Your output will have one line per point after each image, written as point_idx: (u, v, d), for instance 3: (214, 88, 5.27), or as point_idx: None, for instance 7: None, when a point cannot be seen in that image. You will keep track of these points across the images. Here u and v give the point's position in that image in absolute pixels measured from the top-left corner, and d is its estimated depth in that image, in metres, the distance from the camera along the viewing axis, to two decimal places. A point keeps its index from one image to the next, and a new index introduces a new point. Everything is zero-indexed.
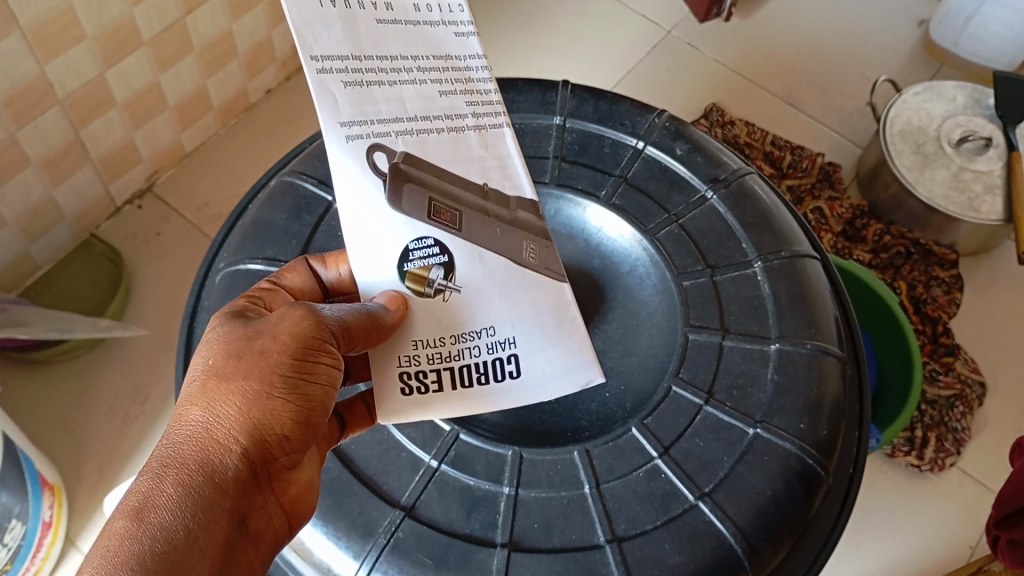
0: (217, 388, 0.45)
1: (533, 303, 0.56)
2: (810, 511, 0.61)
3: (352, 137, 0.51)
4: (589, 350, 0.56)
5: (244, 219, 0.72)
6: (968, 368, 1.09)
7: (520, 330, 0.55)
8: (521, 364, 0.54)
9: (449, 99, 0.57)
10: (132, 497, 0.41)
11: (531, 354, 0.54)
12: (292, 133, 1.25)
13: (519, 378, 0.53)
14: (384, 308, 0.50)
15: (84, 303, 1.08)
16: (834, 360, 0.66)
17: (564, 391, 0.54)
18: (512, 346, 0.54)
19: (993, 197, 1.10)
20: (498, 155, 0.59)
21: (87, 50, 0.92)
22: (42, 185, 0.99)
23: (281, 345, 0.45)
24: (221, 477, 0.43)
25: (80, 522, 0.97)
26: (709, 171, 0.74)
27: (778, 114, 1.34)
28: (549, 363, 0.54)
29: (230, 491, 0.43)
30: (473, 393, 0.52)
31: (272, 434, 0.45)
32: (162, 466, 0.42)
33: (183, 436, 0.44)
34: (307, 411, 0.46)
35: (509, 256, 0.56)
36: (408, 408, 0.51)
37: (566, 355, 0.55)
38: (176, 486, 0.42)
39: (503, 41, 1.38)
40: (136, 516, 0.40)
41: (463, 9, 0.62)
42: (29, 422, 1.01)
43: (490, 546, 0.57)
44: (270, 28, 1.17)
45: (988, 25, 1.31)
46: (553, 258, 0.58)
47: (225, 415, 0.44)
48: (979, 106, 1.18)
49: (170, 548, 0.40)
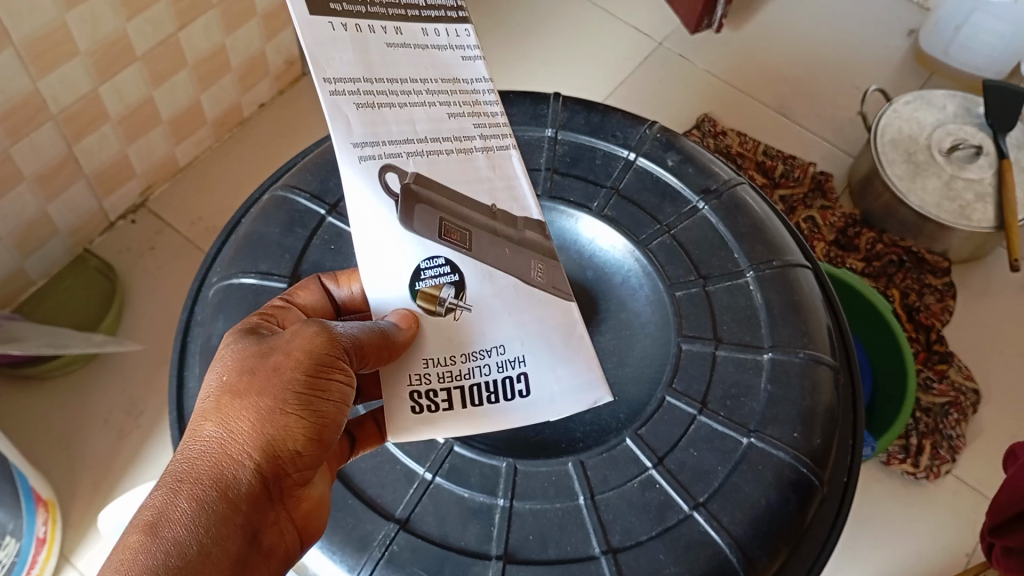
0: (231, 404, 0.45)
1: (540, 321, 0.56)
2: (806, 519, 0.61)
3: (365, 158, 0.51)
4: (596, 369, 0.55)
5: (238, 233, 0.72)
6: (962, 376, 1.09)
7: (529, 349, 0.54)
8: (531, 382, 0.54)
9: (457, 121, 0.58)
10: (146, 511, 0.41)
11: (540, 372, 0.54)
12: (287, 146, 1.25)
13: (528, 397, 0.53)
14: (395, 326, 0.50)
15: (78, 317, 1.07)
16: (827, 369, 0.66)
17: (573, 410, 0.54)
18: (522, 364, 0.54)
19: (984, 205, 1.11)
20: (505, 176, 0.59)
21: (82, 65, 0.93)
22: (37, 200, 0.99)
23: (294, 361, 0.45)
24: (234, 493, 0.43)
25: (75, 538, 0.96)
26: (700, 182, 0.74)
27: (770, 124, 1.35)
28: (558, 382, 0.54)
29: (242, 507, 0.43)
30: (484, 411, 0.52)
31: (285, 450, 0.45)
32: (177, 482, 0.42)
33: (198, 451, 0.44)
34: (320, 427, 0.46)
35: (518, 276, 0.56)
36: (419, 425, 0.51)
37: (574, 373, 0.55)
38: (190, 500, 0.42)
39: (497, 53, 1.39)
40: (149, 531, 0.40)
41: (469, 35, 0.63)
42: (24, 437, 1.01)
43: (485, 559, 0.57)
44: (264, 41, 1.18)
45: (977, 35, 1.33)
46: (560, 277, 0.58)
47: (239, 431, 0.44)
48: (970, 114, 1.19)
49: (183, 564, 0.40)
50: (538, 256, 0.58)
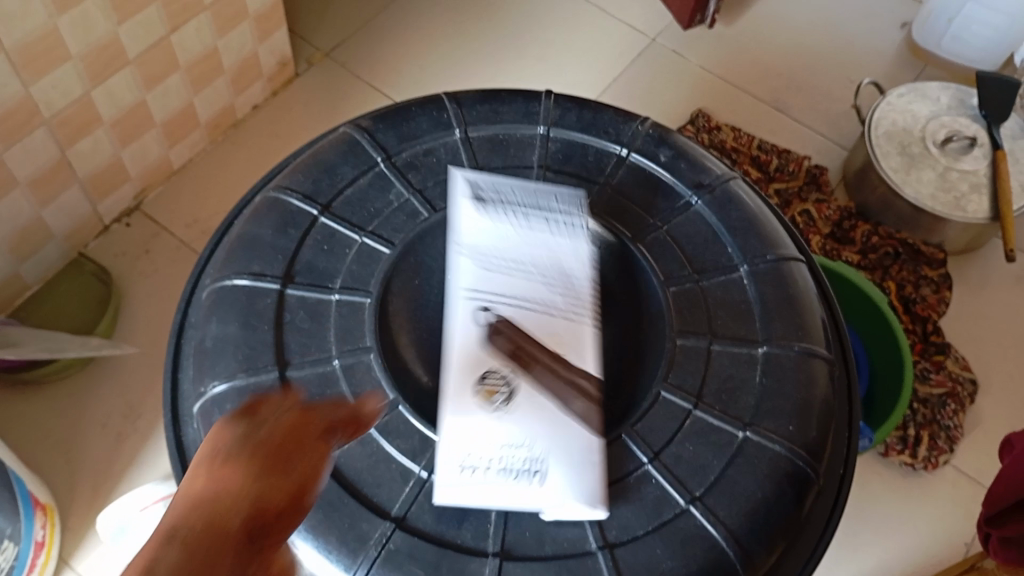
0: (251, 409, 0.43)
1: (546, 364, 0.62)
2: (802, 511, 0.61)
3: None
4: (571, 424, 0.60)
5: (230, 235, 0.72)
6: (960, 366, 1.10)
7: (529, 384, 0.61)
8: (521, 412, 0.60)
9: None
10: (195, 468, 0.38)
11: (530, 408, 0.60)
12: (281, 146, 1.25)
13: (512, 419, 0.60)
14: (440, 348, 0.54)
15: (74, 321, 1.07)
16: (822, 362, 0.66)
17: (542, 443, 0.59)
18: (516, 397, 0.61)
19: (979, 196, 1.11)
20: None
21: (74, 69, 0.93)
22: (31, 204, 0.99)
23: (299, 402, 0.46)
24: (282, 447, 0.40)
25: (75, 543, 0.96)
26: (693, 177, 0.74)
27: (764, 118, 1.35)
28: (543, 419, 0.60)
29: (295, 458, 0.40)
30: (511, 490, 0.58)
31: (311, 431, 0.44)
32: (222, 446, 0.39)
33: (229, 431, 0.41)
34: (303, 483, 0.39)
35: (542, 316, 0.64)
36: (456, 496, 0.57)
37: (557, 419, 0.60)
38: (241, 450, 0.39)
39: (490, 50, 1.39)
40: (209, 465, 0.37)
41: None
42: (23, 442, 1.00)
43: (481, 556, 0.57)
44: (257, 43, 1.18)
45: (970, 26, 1.33)
46: (581, 340, 0.63)
47: (264, 416, 0.43)
48: (963, 106, 1.20)
49: (252, 482, 0.36)
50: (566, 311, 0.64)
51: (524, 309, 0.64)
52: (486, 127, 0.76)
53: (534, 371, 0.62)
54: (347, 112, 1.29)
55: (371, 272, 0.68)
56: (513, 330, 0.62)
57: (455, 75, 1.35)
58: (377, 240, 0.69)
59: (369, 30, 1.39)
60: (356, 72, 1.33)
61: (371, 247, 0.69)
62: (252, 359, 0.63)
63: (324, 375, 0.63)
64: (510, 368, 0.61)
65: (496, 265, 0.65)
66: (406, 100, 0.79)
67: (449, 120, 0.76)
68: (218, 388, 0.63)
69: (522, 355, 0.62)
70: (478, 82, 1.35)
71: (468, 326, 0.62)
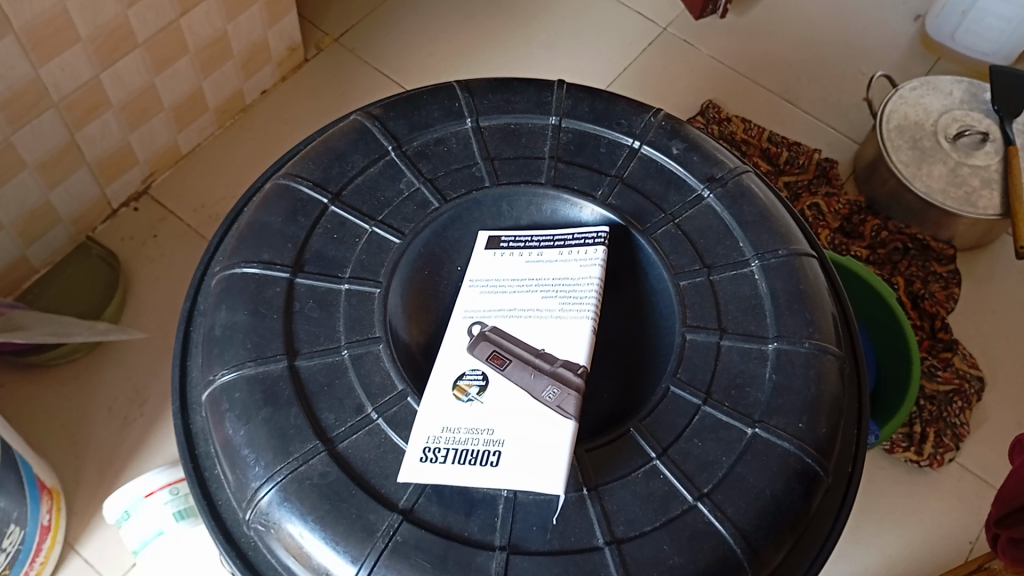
0: None
1: (523, 373, 0.63)
2: (811, 508, 0.61)
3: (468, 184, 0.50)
4: (538, 410, 0.61)
5: (240, 222, 0.71)
6: (967, 363, 1.09)
7: (500, 387, 0.63)
8: (488, 407, 0.62)
9: None
10: None
11: (498, 405, 0.62)
12: (289, 131, 1.24)
13: (480, 409, 0.62)
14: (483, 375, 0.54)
15: (81, 305, 1.06)
16: (832, 358, 0.66)
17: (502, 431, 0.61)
18: (484, 395, 0.63)
19: (990, 192, 1.10)
20: None
21: (82, 52, 0.93)
22: (39, 187, 0.99)
23: None
24: None
25: (80, 526, 0.96)
26: (706, 170, 0.74)
27: (775, 109, 1.34)
28: (510, 414, 0.61)
29: None
30: (477, 471, 0.59)
31: None
32: None
33: None
34: None
35: (527, 334, 0.66)
36: (425, 475, 0.58)
37: (524, 410, 0.61)
38: None
39: (500, 37, 1.38)
40: None
41: None
42: (30, 426, 1.01)
43: (489, 549, 0.57)
44: (266, 27, 1.18)
45: (984, 19, 1.32)
46: (566, 356, 0.64)
47: None
48: (976, 100, 1.18)
49: None
50: (561, 336, 0.65)
51: (515, 319, 0.67)
52: (498, 117, 0.75)
53: (511, 367, 0.64)
54: (355, 98, 1.28)
55: (381, 262, 0.67)
56: (497, 337, 0.65)
57: (464, 61, 1.34)
58: (388, 230, 0.69)
59: (377, 15, 1.38)
60: (364, 58, 1.33)
61: (382, 236, 0.69)
62: (261, 347, 0.63)
63: (334, 365, 0.63)
64: (489, 368, 0.64)
65: (489, 286, 0.69)
66: (418, 88, 0.78)
67: (460, 109, 0.75)
68: (227, 376, 0.63)
69: (501, 356, 0.64)
70: (488, 70, 1.34)
71: (459, 340, 0.66)
